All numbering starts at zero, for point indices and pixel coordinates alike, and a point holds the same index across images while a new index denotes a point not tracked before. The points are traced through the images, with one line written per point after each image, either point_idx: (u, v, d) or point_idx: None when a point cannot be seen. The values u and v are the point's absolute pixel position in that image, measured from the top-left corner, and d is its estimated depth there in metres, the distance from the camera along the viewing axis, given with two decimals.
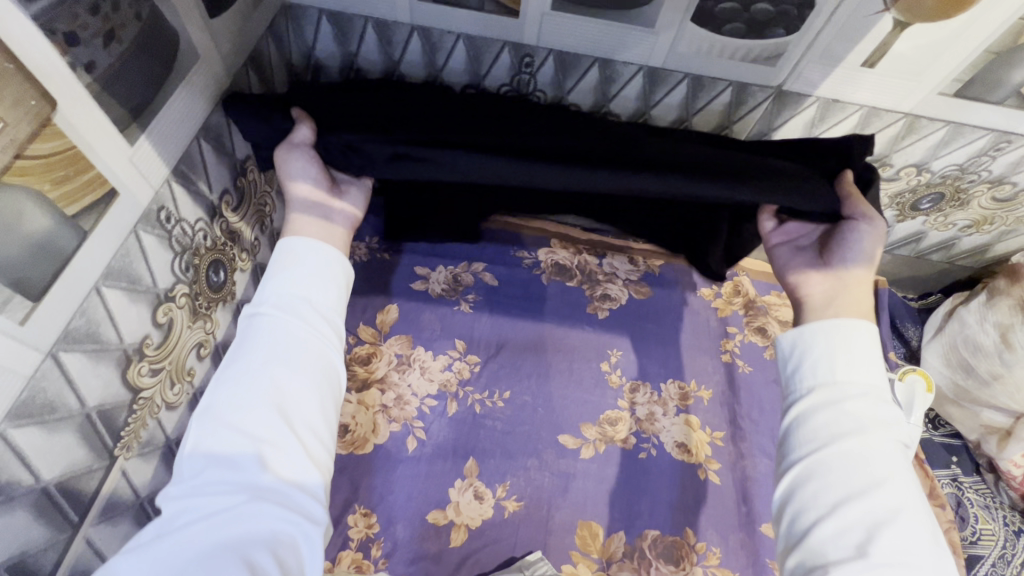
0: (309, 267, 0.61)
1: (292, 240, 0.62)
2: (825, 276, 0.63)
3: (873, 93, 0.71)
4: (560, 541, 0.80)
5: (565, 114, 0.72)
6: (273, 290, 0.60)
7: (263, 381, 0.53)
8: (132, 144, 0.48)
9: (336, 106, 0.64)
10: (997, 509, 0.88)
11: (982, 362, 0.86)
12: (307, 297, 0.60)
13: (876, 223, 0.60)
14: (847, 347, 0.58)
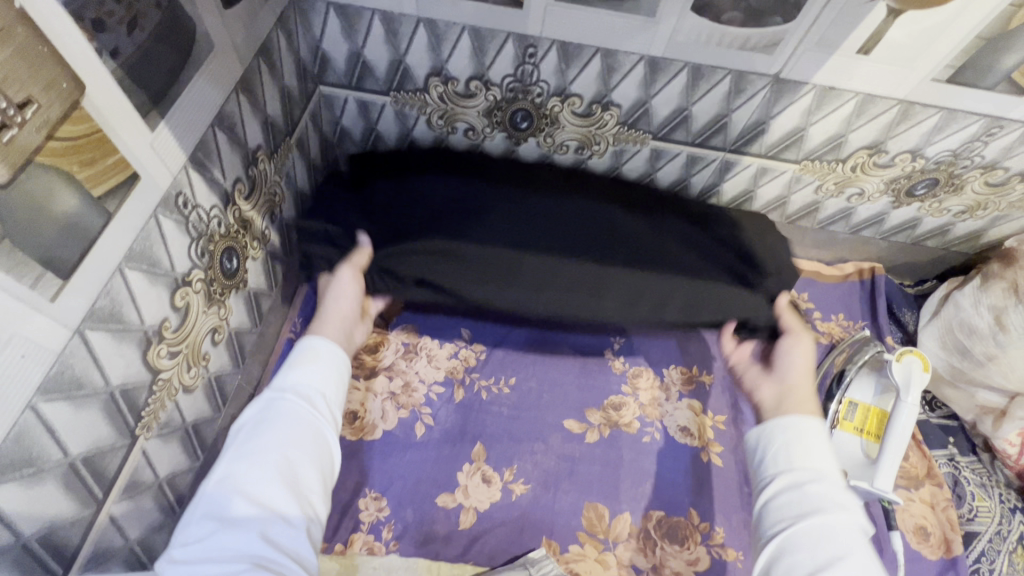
0: (322, 364, 0.66)
1: (304, 341, 0.68)
2: (774, 384, 0.78)
3: (868, 80, 0.73)
4: (567, 522, 0.82)
5: (551, 202, 0.89)
6: (287, 377, 0.64)
7: (275, 454, 0.56)
8: (153, 130, 0.49)
9: (381, 224, 0.83)
10: (993, 487, 0.90)
11: (976, 344, 0.88)
12: (319, 386, 0.64)
13: (801, 342, 0.82)
14: (807, 447, 0.66)
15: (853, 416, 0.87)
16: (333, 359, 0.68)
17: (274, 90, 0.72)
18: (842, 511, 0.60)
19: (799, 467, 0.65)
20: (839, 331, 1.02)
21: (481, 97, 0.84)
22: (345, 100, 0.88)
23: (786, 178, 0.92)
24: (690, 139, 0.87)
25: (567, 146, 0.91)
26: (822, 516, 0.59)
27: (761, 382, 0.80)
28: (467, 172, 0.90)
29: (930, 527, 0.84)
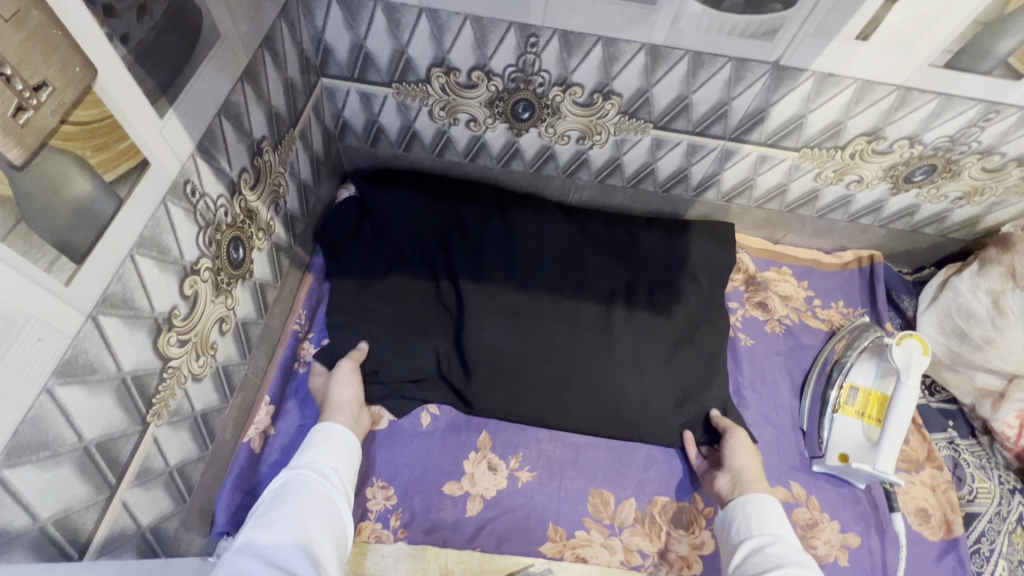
0: (334, 444, 0.72)
1: (318, 426, 0.75)
2: (729, 475, 0.80)
3: (867, 66, 0.74)
4: (573, 509, 0.82)
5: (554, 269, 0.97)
6: (303, 460, 0.70)
7: (292, 518, 0.59)
8: (162, 117, 0.49)
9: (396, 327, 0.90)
10: (993, 469, 0.91)
11: (975, 328, 0.89)
12: (333, 465, 0.70)
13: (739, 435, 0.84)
14: (768, 518, 0.70)
15: (854, 400, 0.89)
16: (343, 439, 0.74)
17: (277, 81, 0.72)
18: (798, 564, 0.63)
19: (761, 536, 0.69)
20: (839, 318, 1.03)
21: (483, 87, 0.84)
22: (347, 92, 0.89)
23: (786, 166, 0.93)
24: (691, 128, 0.87)
25: (569, 136, 0.92)
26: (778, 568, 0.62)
27: (716, 476, 0.82)
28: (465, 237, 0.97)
29: (931, 509, 0.86)
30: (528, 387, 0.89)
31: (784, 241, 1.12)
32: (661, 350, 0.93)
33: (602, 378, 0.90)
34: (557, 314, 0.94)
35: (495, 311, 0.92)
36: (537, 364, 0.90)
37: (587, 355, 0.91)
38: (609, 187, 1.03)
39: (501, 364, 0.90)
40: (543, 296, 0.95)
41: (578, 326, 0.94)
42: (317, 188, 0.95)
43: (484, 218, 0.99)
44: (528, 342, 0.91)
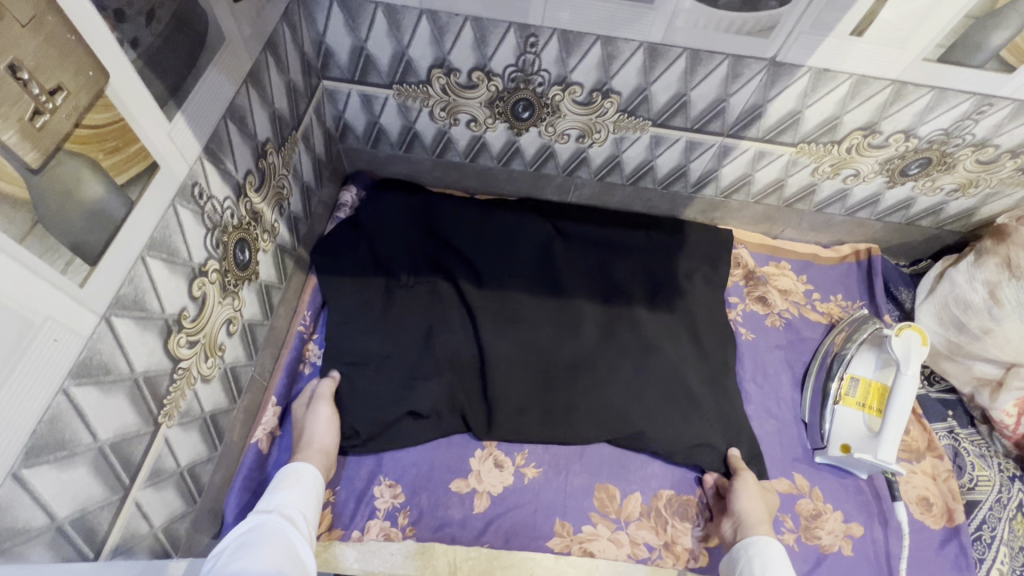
0: (303, 486, 0.71)
1: (285, 467, 0.74)
2: (730, 520, 0.78)
3: (861, 61, 0.75)
4: (579, 504, 0.83)
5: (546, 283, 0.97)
6: (267, 503, 0.68)
7: (255, 562, 0.58)
8: (170, 120, 0.50)
9: (388, 343, 0.88)
10: (992, 457, 0.92)
11: (972, 318, 0.90)
12: (302, 508, 0.69)
13: (744, 478, 0.81)
14: (772, 563, 0.70)
15: (855, 391, 0.90)
16: (312, 480, 0.73)
17: (280, 83, 0.73)
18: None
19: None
20: (838, 311, 1.04)
21: (483, 87, 0.85)
22: (348, 94, 0.90)
23: (783, 161, 0.94)
24: (689, 125, 0.88)
25: (568, 135, 0.93)
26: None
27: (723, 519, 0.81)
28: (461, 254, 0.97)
29: (932, 498, 0.87)
30: (533, 396, 0.88)
31: (782, 235, 1.14)
32: (663, 345, 0.94)
33: (607, 388, 0.89)
34: (555, 321, 0.94)
35: (495, 318, 0.92)
36: (532, 383, 0.89)
37: (591, 364, 0.91)
38: (608, 184, 1.04)
39: (500, 380, 0.88)
40: (543, 301, 0.95)
41: (580, 331, 0.93)
42: (319, 190, 0.96)
43: (478, 233, 0.99)
44: (529, 349, 0.91)
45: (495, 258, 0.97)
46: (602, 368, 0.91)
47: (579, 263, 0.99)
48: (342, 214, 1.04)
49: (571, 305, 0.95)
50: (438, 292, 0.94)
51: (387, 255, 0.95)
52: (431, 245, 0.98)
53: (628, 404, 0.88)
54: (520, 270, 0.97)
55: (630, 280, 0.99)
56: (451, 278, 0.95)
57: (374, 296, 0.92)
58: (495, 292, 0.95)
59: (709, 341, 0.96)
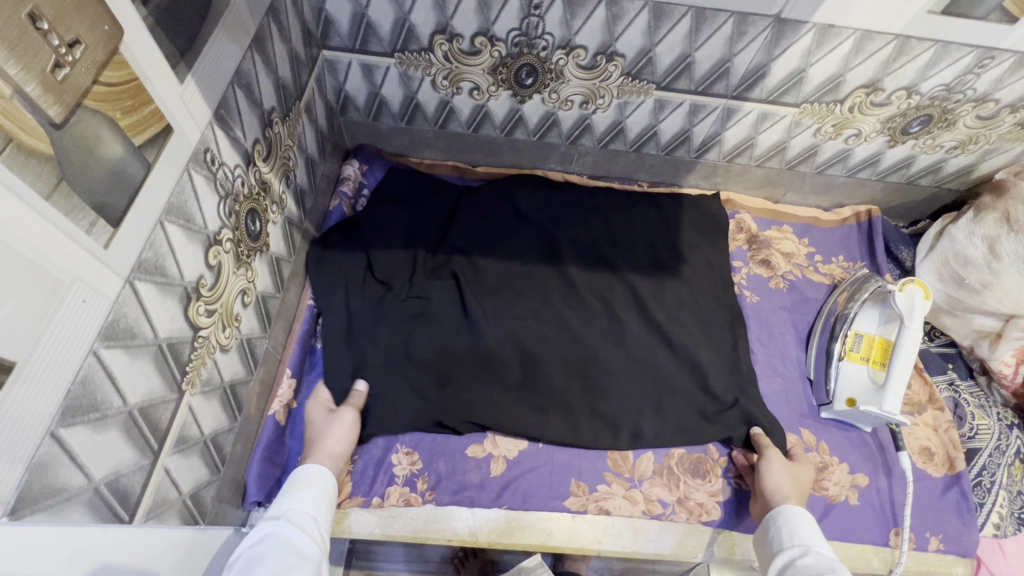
0: (314, 489, 0.69)
1: (295, 471, 0.72)
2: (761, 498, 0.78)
3: (866, 16, 0.75)
4: (594, 464, 0.84)
5: (548, 271, 0.97)
6: (278, 509, 0.65)
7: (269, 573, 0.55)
8: (181, 82, 0.49)
9: (392, 332, 0.88)
10: (991, 407, 0.94)
11: (972, 273, 0.92)
12: (311, 511, 0.66)
13: (768, 457, 0.80)
14: (799, 528, 0.70)
15: (859, 346, 0.91)
16: (324, 482, 0.70)
17: (283, 51, 0.72)
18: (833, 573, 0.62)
19: (794, 547, 0.68)
20: (840, 272, 1.06)
21: (486, 54, 0.84)
22: (349, 64, 0.88)
23: (786, 123, 0.94)
24: (693, 87, 0.88)
25: (572, 101, 0.93)
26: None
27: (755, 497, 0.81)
28: (467, 248, 0.97)
29: (934, 448, 0.89)
30: (549, 398, 0.87)
31: (784, 199, 1.15)
32: (670, 308, 0.95)
33: (611, 358, 0.90)
34: (558, 313, 0.93)
35: (497, 316, 0.91)
36: (541, 378, 0.88)
37: (601, 353, 0.90)
38: (612, 151, 1.04)
39: (506, 376, 0.88)
40: (548, 277, 0.96)
41: (589, 316, 0.93)
42: (323, 163, 0.95)
43: (483, 210, 1.01)
44: (535, 329, 0.91)
45: (494, 238, 0.99)
46: (603, 353, 0.90)
47: (580, 234, 1.01)
48: (345, 188, 1.02)
49: (575, 278, 0.96)
50: (439, 291, 0.92)
51: (390, 247, 0.95)
52: (436, 234, 0.98)
53: (642, 381, 0.89)
54: (525, 249, 0.98)
55: (634, 248, 1.00)
56: (453, 276, 0.93)
57: (372, 289, 0.91)
58: (491, 286, 0.94)
59: (715, 304, 0.97)
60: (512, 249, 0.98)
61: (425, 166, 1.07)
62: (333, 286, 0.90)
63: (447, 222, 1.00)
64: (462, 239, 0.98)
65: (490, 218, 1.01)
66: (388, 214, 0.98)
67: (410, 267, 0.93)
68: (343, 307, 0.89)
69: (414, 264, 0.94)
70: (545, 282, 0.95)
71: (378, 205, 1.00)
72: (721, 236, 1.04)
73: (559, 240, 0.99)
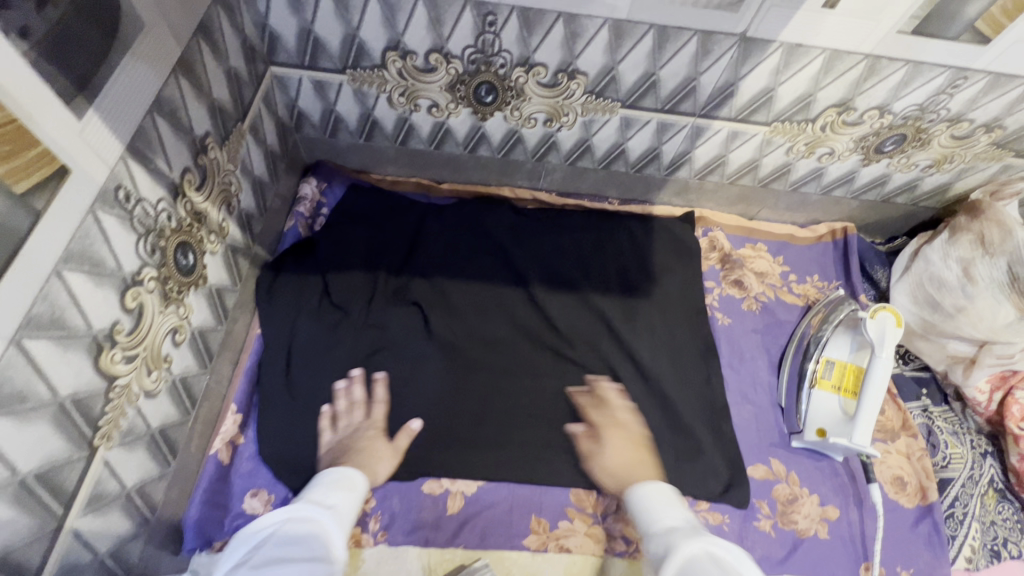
0: (353, 490, 0.69)
1: (341, 469, 0.72)
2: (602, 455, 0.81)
3: (834, 36, 0.72)
4: (555, 499, 0.82)
5: (516, 298, 0.94)
6: (322, 497, 0.66)
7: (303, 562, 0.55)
8: (80, 118, 0.45)
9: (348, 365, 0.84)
10: (965, 433, 0.92)
11: (946, 296, 0.90)
12: (344, 510, 0.66)
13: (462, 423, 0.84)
14: (653, 509, 0.67)
15: (831, 374, 0.89)
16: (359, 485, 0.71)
17: (218, 73, 0.67)
18: (696, 544, 0.58)
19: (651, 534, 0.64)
20: (815, 292, 1.03)
21: (442, 71, 0.80)
22: (299, 80, 0.84)
23: (757, 141, 0.91)
24: (659, 105, 0.85)
25: (535, 118, 0.89)
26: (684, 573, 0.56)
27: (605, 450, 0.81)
28: (432, 272, 0.94)
29: (906, 478, 0.87)
30: (509, 427, 0.85)
31: (759, 216, 1.12)
32: (639, 334, 0.92)
33: (578, 389, 0.88)
34: (523, 342, 0.91)
35: (464, 342, 0.89)
36: (505, 414, 0.85)
37: (567, 384, 0.88)
38: (580, 169, 1.01)
39: (466, 409, 0.85)
40: (512, 302, 0.93)
41: (556, 345, 0.91)
42: (275, 183, 0.91)
43: (448, 232, 0.98)
44: (499, 359, 0.89)
45: (457, 261, 0.95)
46: (570, 384, 0.88)
47: (545, 257, 0.97)
48: (301, 208, 0.98)
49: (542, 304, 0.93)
50: (399, 319, 0.89)
51: (347, 271, 0.91)
52: (398, 257, 0.95)
53: (606, 414, 0.86)
54: (490, 274, 0.95)
55: (602, 271, 0.97)
56: (415, 304, 0.90)
57: (327, 315, 0.87)
58: (457, 311, 0.91)
59: (685, 329, 0.95)
60: (478, 273, 0.95)
61: (386, 183, 1.03)
62: (288, 315, 0.86)
63: (416, 246, 0.96)
64: (426, 263, 0.94)
65: (455, 240, 0.97)
66: (350, 236, 0.94)
67: (369, 292, 0.90)
68: (298, 336, 0.85)
69: (373, 289, 0.90)
70: (513, 309, 0.93)
71: (338, 226, 0.96)
72: (693, 258, 1.01)
73: (525, 264, 0.96)
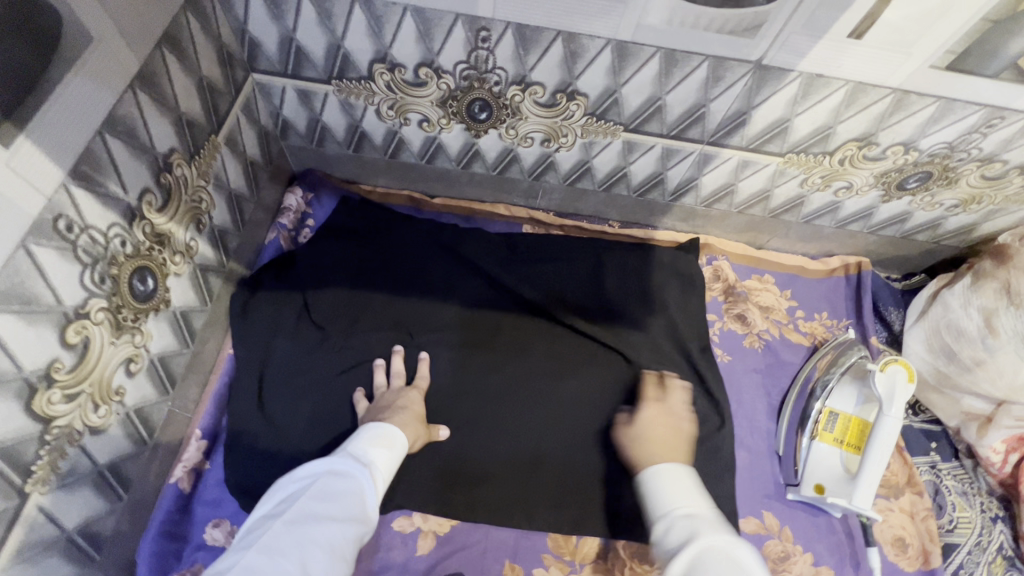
0: (392, 452, 0.67)
1: (382, 425, 0.70)
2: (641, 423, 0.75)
3: (859, 68, 0.66)
4: (532, 543, 0.78)
5: (509, 325, 0.90)
6: (359, 453, 0.64)
7: (332, 529, 0.54)
8: (6, 147, 0.41)
9: (323, 391, 0.80)
10: (975, 495, 0.86)
11: (965, 348, 0.84)
12: (382, 473, 0.64)
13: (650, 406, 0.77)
14: (675, 492, 0.58)
15: (833, 426, 0.85)
16: (400, 447, 0.68)
17: (187, 84, 0.63)
18: (718, 536, 0.51)
19: (665, 518, 0.56)
20: (822, 331, 0.97)
21: (433, 85, 0.75)
22: (283, 89, 0.79)
23: (769, 171, 0.85)
24: (665, 131, 0.79)
25: (532, 138, 0.84)
26: (698, 564, 0.49)
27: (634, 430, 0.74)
28: (420, 292, 0.89)
29: (908, 539, 0.81)
30: (498, 475, 0.80)
31: (768, 245, 1.05)
32: (632, 370, 0.87)
33: (568, 426, 0.83)
34: (515, 377, 0.86)
35: (451, 376, 0.85)
36: (490, 450, 0.81)
37: (560, 422, 0.83)
38: (579, 190, 0.95)
39: (448, 443, 0.81)
40: (503, 329, 0.89)
41: (547, 377, 0.86)
42: (256, 193, 0.87)
43: (439, 251, 0.93)
44: (487, 389, 0.85)
45: (447, 282, 0.91)
46: (561, 419, 0.84)
47: (543, 285, 0.93)
48: (285, 220, 0.93)
49: (535, 334, 0.89)
50: (381, 342, 0.84)
51: (329, 289, 0.86)
52: (385, 274, 0.90)
53: (595, 462, 0.81)
54: (481, 298, 0.91)
55: (599, 300, 0.93)
56: (400, 328, 0.86)
57: (305, 335, 0.83)
58: (445, 335, 0.87)
59: (682, 366, 0.89)
60: (468, 297, 0.90)
61: (377, 196, 0.99)
62: (265, 334, 0.82)
63: (408, 268, 0.91)
64: (415, 283, 0.90)
65: (447, 261, 0.93)
66: (335, 251, 0.90)
67: (351, 312, 0.86)
68: (273, 357, 0.81)
69: (355, 310, 0.86)
70: (504, 337, 0.89)
71: (323, 239, 0.91)
72: (694, 290, 0.95)
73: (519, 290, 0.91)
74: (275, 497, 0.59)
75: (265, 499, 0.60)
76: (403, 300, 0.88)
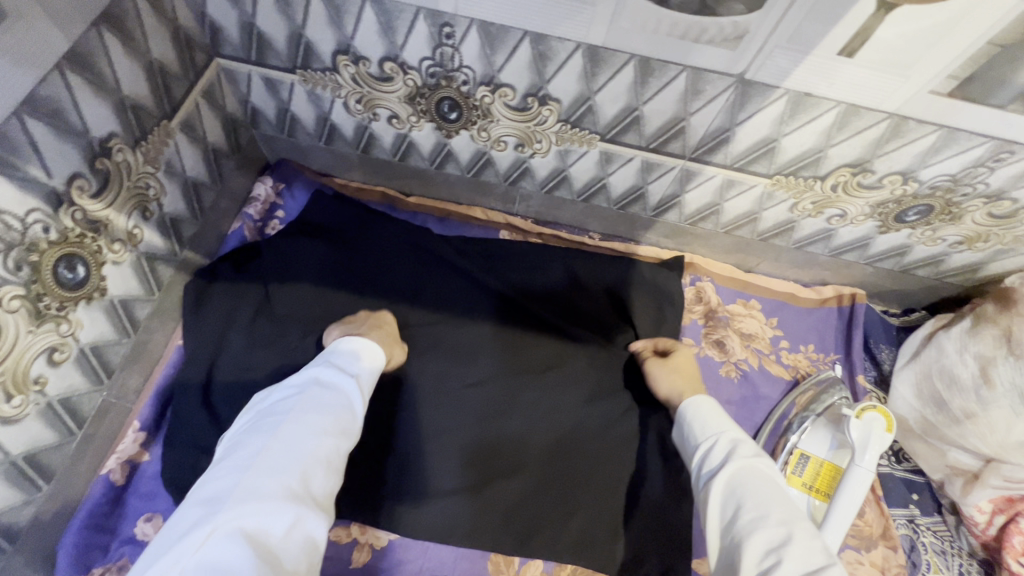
0: (371, 363, 0.65)
1: (361, 339, 0.67)
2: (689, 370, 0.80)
3: (850, 89, 0.60)
4: (472, 565, 0.74)
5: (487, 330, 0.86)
6: (344, 364, 0.61)
7: (329, 441, 0.51)
8: None
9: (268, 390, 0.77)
10: (953, 556, 0.80)
11: (955, 398, 0.78)
12: (367, 385, 0.62)
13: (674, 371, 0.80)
14: (708, 417, 0.64)
15: (803, 470, 0.81)
16: (378, 359, 0.67)
17: (133, 67, 0.61)
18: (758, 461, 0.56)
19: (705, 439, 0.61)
20: (806, 365, 0.91)
21: (399, 81, 0.72)
22: (249, 76, 0.77)
23: (756, 193, 0.79)
24: (643, 143, 0.74)
25: (505, 142, 0.79)
26: (737, 480, 0.54)
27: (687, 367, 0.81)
28: (389, 294, 0.86)
29: None
30: (475, 480, 0.77)
31: (757, 269, 0.99)
32: (597, 391, 0.83)
33: (532, 439, 0.80)
34: (487, 384, 0.82)
35: (420, 377, 0.82)
36: (449, 456, 0.78)
37: (535, 437, 0.80)
38: (557, 199, 0.91)
39: (406, 446, 0.78)
40: (478, 336, 0.85)
41: (520, 386, 0.83)
42: (219, 181, 0.84)
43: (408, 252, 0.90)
44: (454, 394, 0.82)
45: (415, 285, 0.87)
46: (528, 432, 0.80)
47: (520, 295, 0.89)
48: (252, 209, 0.91)
49: (512, 341, 0.86)
50: None
51: (291, 284, 0.83)
52: (351, 272, 0.86)
53: (557, 482, 0.78)
54: (456, 302, 0.87)
55: (578, 314, 0.89)
56: None
57: (258, 329, 0.80)
58: (417, 335, 0.84)
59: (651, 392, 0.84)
60: (441, 301, 0.87)
61: (352, 190, 0.95)
62: (216, 326, 0.80)
63: (376, 268, 0.87)
64: (383, 284, 0.87)
65: (418, 263, 0.89)
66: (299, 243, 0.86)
67: (310, 309, 0.82)
68: (222, 351, 0.79)
69: (313, 307, 0.83)
70: (480, 342, 0.85)
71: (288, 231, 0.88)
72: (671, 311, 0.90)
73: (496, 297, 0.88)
74: (258, 408, 0.55)
75: (247, 409, 0.55)
76: (364, 301, 0.85)
